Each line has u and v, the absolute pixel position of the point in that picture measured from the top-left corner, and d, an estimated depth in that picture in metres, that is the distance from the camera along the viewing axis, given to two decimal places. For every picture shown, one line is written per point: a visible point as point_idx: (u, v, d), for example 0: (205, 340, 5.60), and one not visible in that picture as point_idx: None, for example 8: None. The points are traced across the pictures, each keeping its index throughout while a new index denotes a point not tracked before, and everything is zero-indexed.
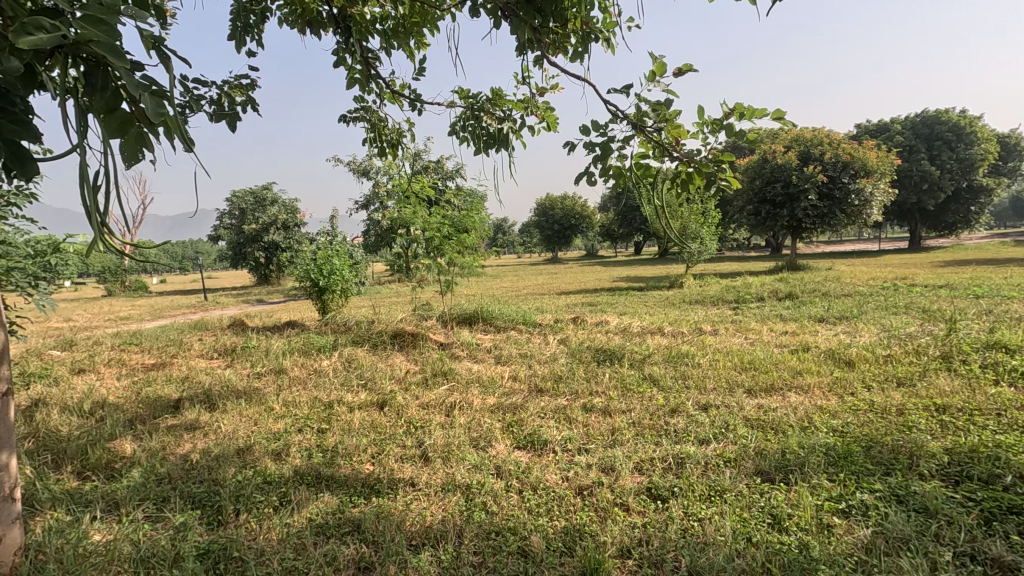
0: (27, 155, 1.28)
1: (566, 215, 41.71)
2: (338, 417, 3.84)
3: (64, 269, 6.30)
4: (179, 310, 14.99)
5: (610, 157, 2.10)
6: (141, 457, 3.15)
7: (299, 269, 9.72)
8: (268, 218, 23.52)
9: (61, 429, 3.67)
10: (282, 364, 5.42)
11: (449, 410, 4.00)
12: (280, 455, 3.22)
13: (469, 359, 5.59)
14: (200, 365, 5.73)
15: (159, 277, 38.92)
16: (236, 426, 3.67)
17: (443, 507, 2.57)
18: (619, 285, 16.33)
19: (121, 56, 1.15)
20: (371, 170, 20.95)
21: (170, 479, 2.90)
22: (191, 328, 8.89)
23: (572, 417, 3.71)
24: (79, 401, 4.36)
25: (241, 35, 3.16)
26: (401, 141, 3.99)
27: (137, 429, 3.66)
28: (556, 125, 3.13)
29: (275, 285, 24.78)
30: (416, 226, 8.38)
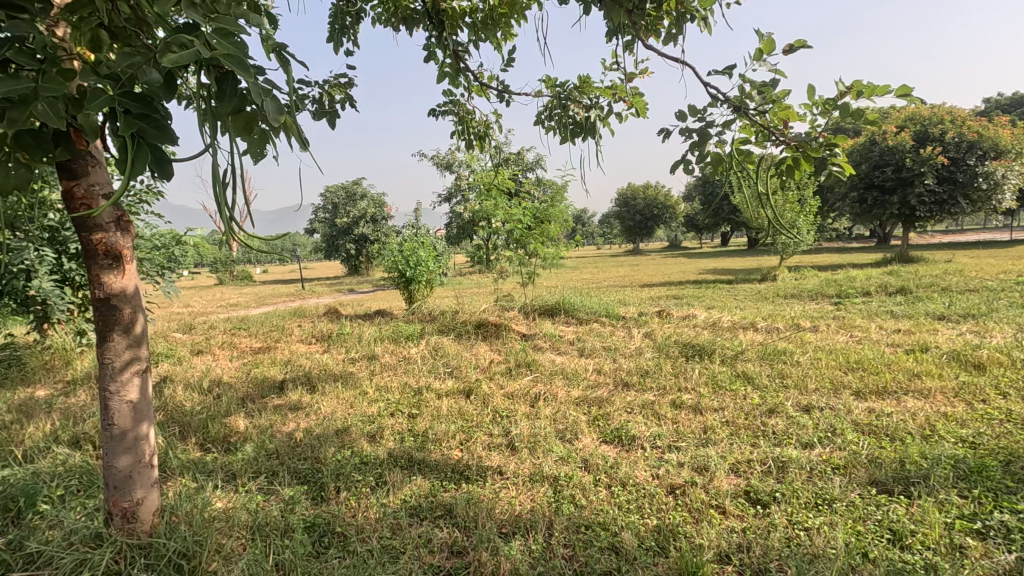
0: (166, 157, 1.39)
1: (648, 205, 40.50)
2: (427, 403, 3.97)
3: (184, 259, 6.98)
4: (280, 298, 16.20)
5: (709, 143, 1.96)
6: (252, 433, 3.43)
7: (387, 260, 10.15)
8: (357, 212, 24.77)
9: (185, 404, 4.07)
10: (373, 350, 5.69)
11: (534, 400, 4.03)
12: (375, 437, 3.38)
13: (552, 350, 5.59)
14: (300, 349, 6.15)
15: (261, 268, 42.31)
16: (333, 408, 3.90)
17: (532, 497, 2.59)
18: (705, 277, 15.68)
19: (247, 66, 1.22)
20: (455, 163, 21.45)
21: (278, 454, 3.13)
22: (290, 315, 9.56)
23: (661, 413, 3.60)
24: (199, 379, 4.81)
25: (338, 36, 3.31)
26: (488, 133, 4.01)
27: (248, 407, 3.99)
28: (645, 110, 3.02)
29: (364, 276, 26.07)
30: (498, 217, 8.47)
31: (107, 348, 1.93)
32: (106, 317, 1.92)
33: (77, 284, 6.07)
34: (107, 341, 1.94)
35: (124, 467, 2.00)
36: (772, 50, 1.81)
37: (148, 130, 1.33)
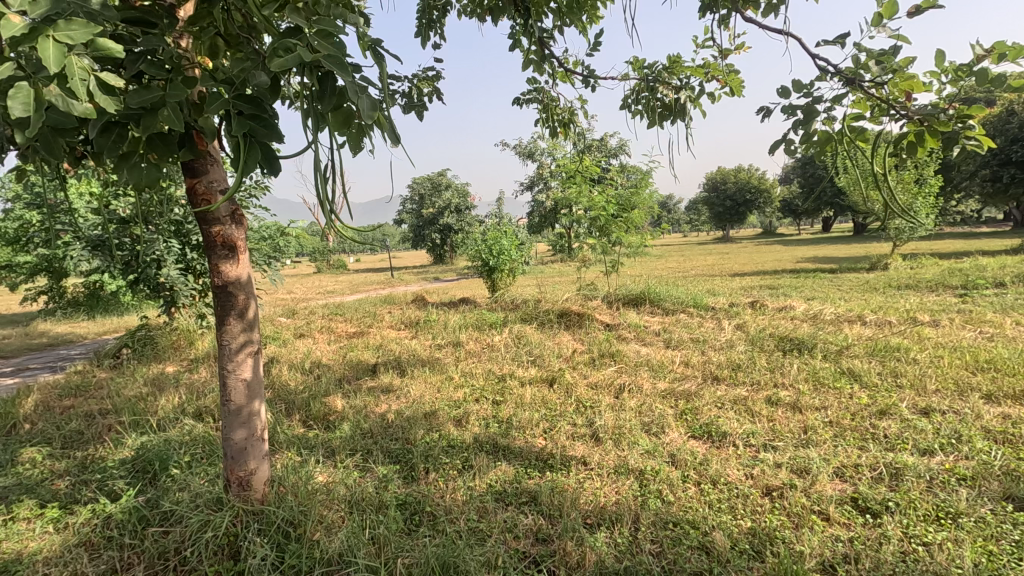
0: (274, 155, 1.49)
1: (740, 190, 38.31)
2: (511, 390, 4.03)
3: (287, 249, 7.53)
4: (372, 285, 17.08)
5: (816, 121, 1.80)
6: (349, 413, 3.65)
7: (472, 249, 10.37)
8: (442, 202, 25.45)
9: (290, 383, 4.41)
10: (459, 337, 5.84)
11: (618, 391, 3.96)
12: (461, 422, 3.47)
13: (636, 341, 5.45)
14: (391, 335, 6.45)
15: (355, 257, 44.78)
16: (422, 392, 4.06)
17: (616, 489, 2.56)
18: (805, 266, 14.61)
19: (345, 65, 1.27)
20: (537, 152, 21.43)
21: (372, 434, 3.31)
22: (381, 302, 10.04)
23: (755, 409, 3.41)
24: (301, 361, 5.19)
25: (425, 31, 3.39)
26: (572, 120, 3.95)
27: (345, 388, 4.25)
28: (740, 89, 2.84)
29: (448, 264, 26.82)
30: (581, 205, 8.35)
31: (224, 331, 2.13)
32: (224, 303, 2.11)
33: (198, 272, 6.74)
34: (225, 325, 2.13)
35: (239, 439, 2.20)
36: (895, 13, 1.62)
37: (259, 131, 1.42)
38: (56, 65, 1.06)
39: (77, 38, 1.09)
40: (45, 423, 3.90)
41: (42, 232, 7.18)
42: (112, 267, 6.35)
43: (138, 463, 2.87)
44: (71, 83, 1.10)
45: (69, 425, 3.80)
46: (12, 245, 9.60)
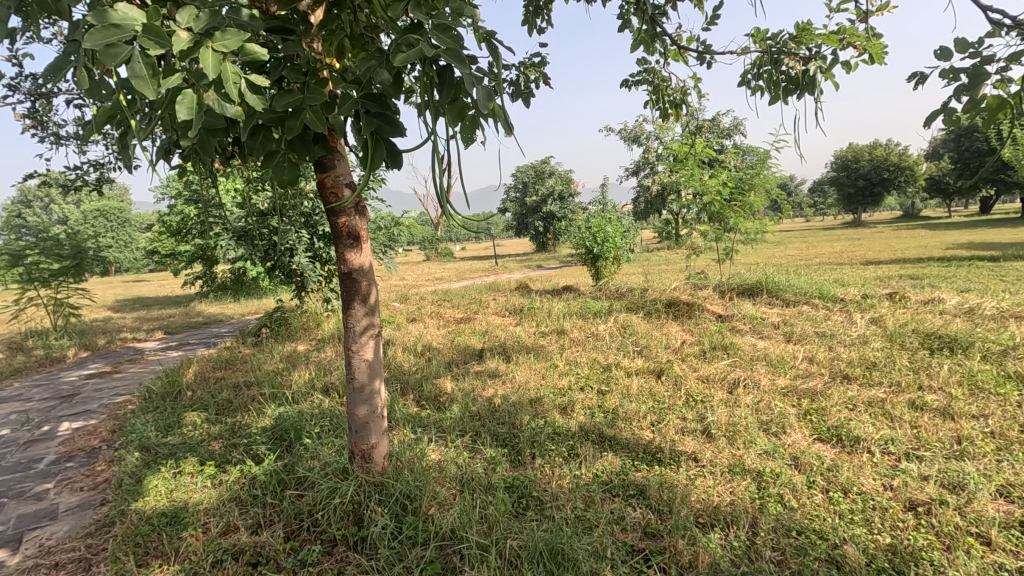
0: (396, 150, 1.56)
1: (876, 168, 34.34)
2: (617, 380, 3.96)
3: (400, 238, 7.97)
4: (478, 273, 17.58)
5: (985, 84, 1.54)
6: (458, 395, 3.81)
7: (575, 236, 10.30)
8: (545, 190, 25.47)
9: (404, 365, 4.68)
10: (563, 325, 5.85)
11: (732, 386, 3.75)
12: (566, 409, 3.49)
13: (752, 334, 5.12)
14: (496, 321, 6.60)
15: (460, 246, 46.49)
16: (527, 378, 4.13)
17: (732, 489, 2.43)
18: (960, 253, 12.75)
19: (462, 58, 1.30)
20: (643, 135, 20.70)
21: (480, 416, 3.42)
22: (486, 289, 10.32)
23: (893, 414, 3.07)
24: (413, 344, 5.48)
25: (532, 18, 3.38)
26: (684, 100, 3.75)
27: (454, 372, 4.42)
28: (883, 56, 2.52)
29: (551, 252, 26.85)
30: (691, 190, 7.95)
31: (350, 315, 2.30)
32: (349, 289, 2.28)
33: (324, 260, 7.36)
34: (350, 309, 2.30)
35: (362, 415, 2.37)
36: None
37: (383, 127, 1.50)
38: (213, 71, 1.19)
39: (230, 46, 1.21)
40: (203, 392, 4.48)
41: (198, 225, 8.22)
42: (253, 255, 7.12)
43: (277, 431, 3.21)
44: (226, 87, 1.22)
45: (221, 394, 4.33)
46: (176, 237, 11.09)
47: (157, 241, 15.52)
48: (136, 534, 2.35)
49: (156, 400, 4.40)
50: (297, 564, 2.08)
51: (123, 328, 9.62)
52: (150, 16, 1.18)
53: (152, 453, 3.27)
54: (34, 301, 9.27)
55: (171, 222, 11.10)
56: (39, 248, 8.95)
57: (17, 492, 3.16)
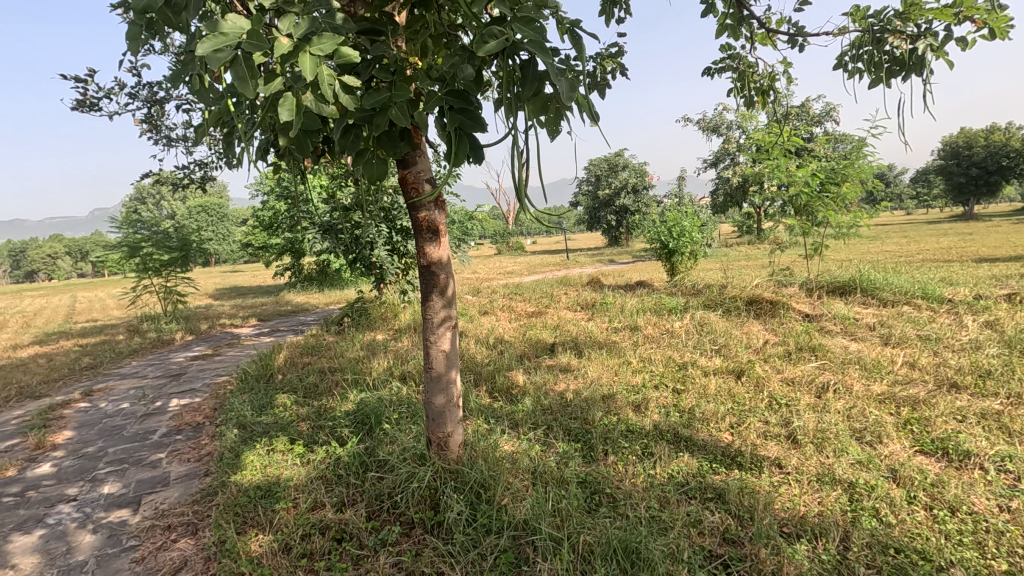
0: (479, 145, 1.60)
1: (993, 155, 30.88)
2: (693, 379, 3.83)
3: (474, 232, 8.11)
4: (549, 267, 17.59)
5: None
6: (530, 388, 3.84)
7: (650, 231, 10.04)
8: (619, 183, 24.96)
9: (478, 356, 4.77)
10: (636, 321, 5.73)
11: (821, 390, 3.53)
12: (640, 407, 3.42)
13: (844, 335, 4.78)
14: (568, 316, 6.58)
15: (532, 240, 46.72)
16: (599, 374, 4.09)
17: (820, 499, 2.29)
18: None
19: (545, 50, 1.30)
20: (724, 124, 19.77)
21: (552, 410, 3.43)
22: (558, 283, 10.30)
23: (1011, 429, 2.77)
24: (486, 336, 5.58)
25: (610, 7, 3.31)
26: (773, 86, 3.54)
27: (526, 365, 4.46)
28: (1009, 29, 2.25)
29: (624, 246, 26.33)
30: (777, 181, 7.51)
31: (428, 306, 2.38)
32: (428, 281, 2.36)
33: (401, 253, 7.63)
34: (429, 301, 2.38)
35: (439, 403, 2.45)
36: None
37: (467, 122, 1.54)
38: (310, 74, 1.25)
39: (326, 49, 1.28)
40: (292, 376, 4.79)
41: (287, 219, 8.77)
42: (337, 248, 7.51)
43: (359, 416, 3.38)
44: (322, 88, 1.29)
45: (309, 378, 4.62)
46: (267, 231, 11.89)
47: (251, 234, 16.70)
48: (236, 504, 2.56)
49: (252, 381, 4.76)
50: (379, 543, 2.19)
51: (222, 315, 10.47)
52: (255, 25, 1.26)
53: (249, 430, 3.55)
54: (148, 289, 10.27)
55: (263, 217, 11.91)
56: (152, 240, 9.90)
57: (136, 459, 3.54)
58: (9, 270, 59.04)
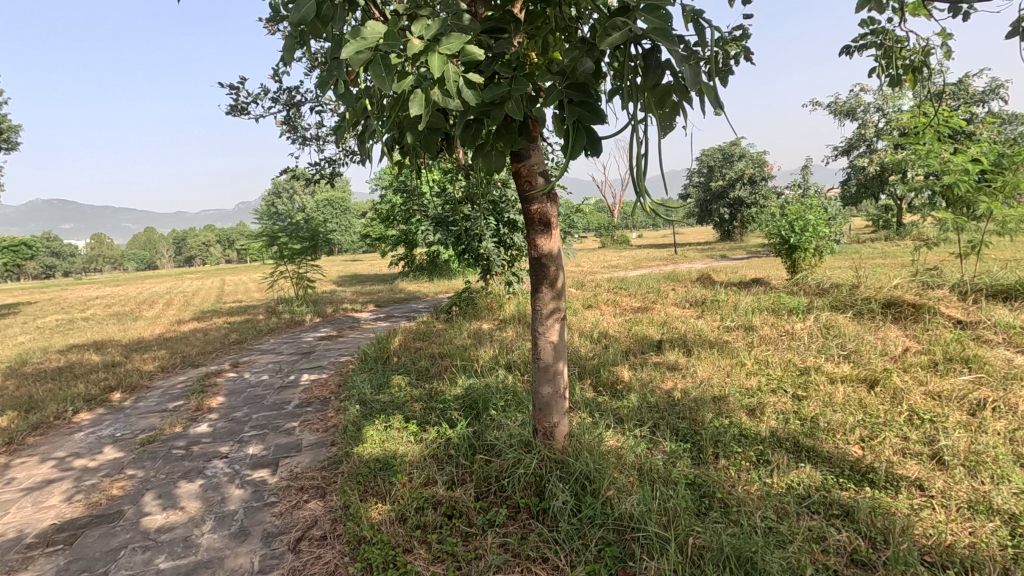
0: (598, 137, 1.60)
1: None
2: (817, 386, 3.54)
3: (579, 224, 8.07)
4: (655, 262, 17.05)
5: None
6: (635, 384, 3.77)
7: (769, 225, 9.36)
8: (734, 174, 23.48)
9: (582, 350, 4.77)
10: (751, 321, 5.40)
11: (975, 407, 3.10)
12: (755, 412, 3.23)
13: (1006, 347, 4.15)
14: (676, 313, 6.35)
15: (637, 233, 45.66)
16: (710, 374, 3.92)
17: (971, 530, 2.03)
18: None
19: (670, 38, 1.27)
20: (860, 106, 17.84)
21: (658, 408, 3.34)
22: (665, 279, 9.96)
23: None
24: (591, 329, 5.56)
25: None
26: (926, 62, 3.14)
27: (632, 360, 4.38)
28: None
29: (738, 241, 24.80)
30: (925, 169, 6.66)
31: (538, 298, 2.42)
32: (539, 273, 2.40)
33: (508, 245, 7.80)
34: (538, 292, 2.42)
35: (546, 393, 2.49)
36: None
37: (586, 114, 1.54)
38: (439, 72, 1.32)
39: (454, 48, 1.34)
40: (405, 359, 5.11)
41: (403, 212, 9.31)
42: (447, 239, 7.85)
43: (468, 401, 3.53)
44: (449, 85, 1.35)
45: (421, 362, 4.90)
46: (384, 223, 12.71)
47: (369, 226, 17.91)
48: (359, 474, 2.79)
49: (371, 362, 5.14)
50: (486, 524, 2.28)
51: (344, 300, 11.39)
52: (392, 29, 1.35)
53: (369, 406, 3.85)
54: (283, 274, 11.43)
55: (381, 209, 12.74)
56: (287, 231, 10.99)
57: (275, 425, 3.98)
58: (172, 255, 68.47)
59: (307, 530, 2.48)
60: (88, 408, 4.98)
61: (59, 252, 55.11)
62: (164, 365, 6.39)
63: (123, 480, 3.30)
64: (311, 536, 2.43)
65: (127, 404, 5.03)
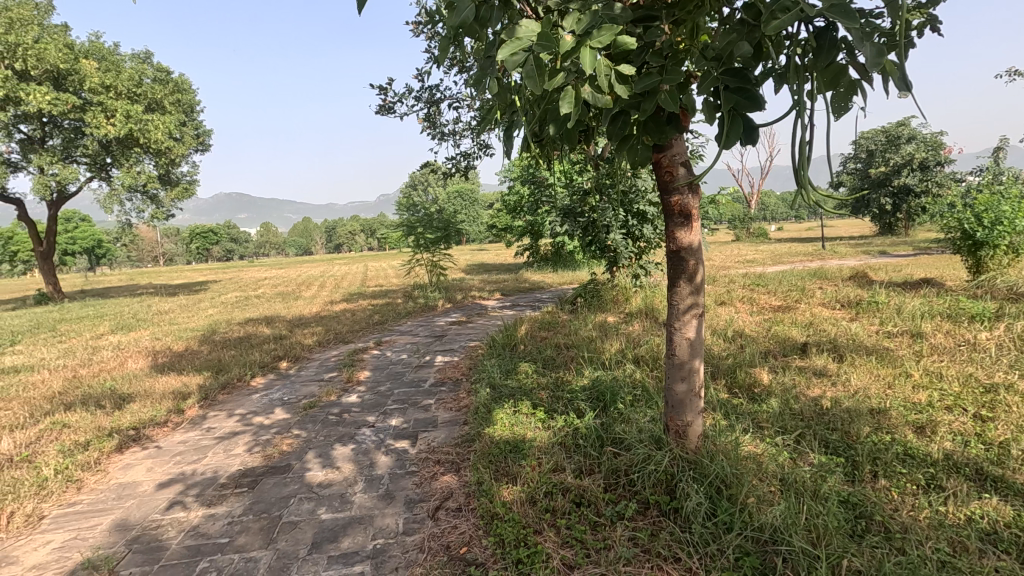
0: (754, 126, 1.51)
1: None
2: (1008, 407, 3.02)
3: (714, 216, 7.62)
4: (799, 257, 15.58)
5: None
6: (776, 389, 3.51)
7: (946, 217, 8.11)
8: (900, 158, 20.61)
9: (715, 348, 4.53)
10: (920, 327, 4.74)
11: None
12: (924, 430, 2.85)
13: None
14: (825, 313, 5.77)
15: (777, 226, 42.08)
16: (867, 383, 3.52)
17: None
18: None
19: (851, 17, 1.16)
20: None
21: (803, 416, 3.08)
22: (811, 275, 9.06)
23: None
24: (725, 327, 5.26)
25: None
26: None
27: (772, 363, 4.07)
28: None
29: (902, 236, 21.79)
30: None
31: (675, 292, 2.35)
32: (677, 267, 2.33)
33: (637, 236, 7.61)
34: (676, 287, 2.35)
35: (680, 391, 2.41)
36: None
37: (742, 102, 1.46)
38: (590, 68, 1.33)
39: (605, 41, 1.33)
40: (532, 347, 5.23)
41: (531, 203, 9.49)
42: (575, 230, 7.86)
43: (595, 393, 3.53)
44: (599, 81, 1.36)
45: (547, 351, 4.99)
46: (512, 214, 13.05)
47: (497, 217, 18.48)
48: (491, 454, 2.93)
49: (499, 348, 5.35)
50: (615, 516, 2.29)
51: (473, 288, 11.92)
52: (545, 27, 1.38)
53: (498, 390, 4.02)
54: (419, 262, 12.24)
55: (509, 201, 13.09)
56: (423, 222, 11.75)
57: (414, 401, 4.32)
58: (324, 243, 76.49)
59: (444, 501, 2.67)
60: (262, 374, 5.78)
61: (237, 238, 64.20)
62: (320, 340, 7.20)
63: (291, 438, 3.79)
64: (447, 507, 2.61)
65: (292, 372, 5.76)
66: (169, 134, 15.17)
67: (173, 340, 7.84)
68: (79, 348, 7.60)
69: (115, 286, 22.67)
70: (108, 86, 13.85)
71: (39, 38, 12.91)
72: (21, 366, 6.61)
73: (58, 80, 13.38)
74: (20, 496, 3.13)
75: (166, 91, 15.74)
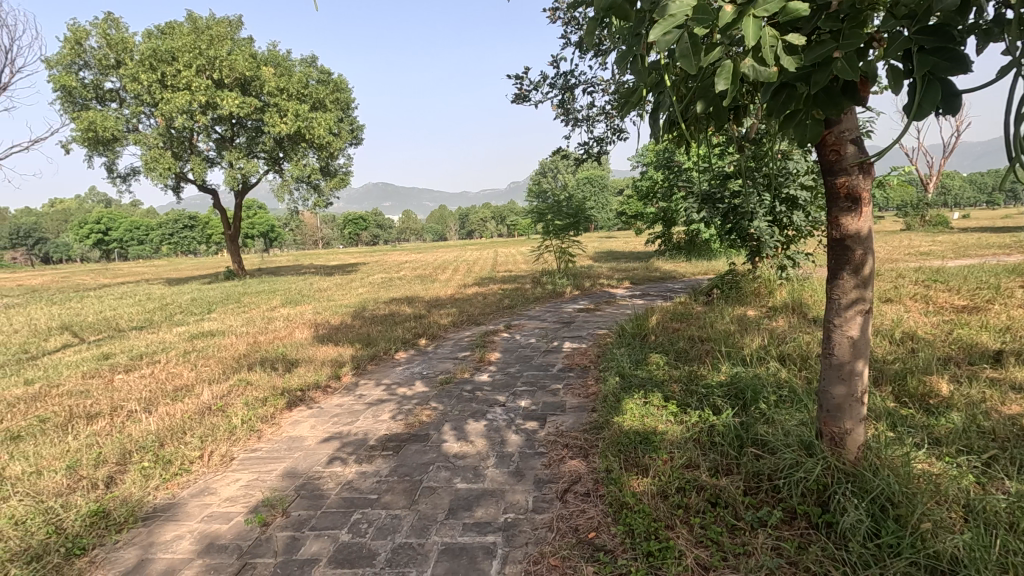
0: (955, 93, 1.28)
1: None
2: None
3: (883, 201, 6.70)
4: (992, 249, 13.17)
5: None
6: (959, 402, 3.01)
7: None
8: None
9: (879, 351, 4.01)
10: None
11: None
12: None
13: None
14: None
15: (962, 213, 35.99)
16: None
17: None
18: None
19: None
20: None
21: (995, 436, 2.62)
22: (1009, 271, 7.61)
23: None
24: (892, 328, 4.63)
25: None
26: None
27: (954, 371, 3.51)
28: None
29: None
30: None
31: (837, 285, 2.11)
32: (840, 256, 2.09)
33: (785, 223, 6.96)
34: (838, 278, 2.11)
35: (838, 395, 2.18)
36: None
37: (941, 65, 1.25)
38: (753, 40, 1.23)
39: (772, 9, 1.22)
40: (664, 338, 5.05)
41: (665, 188, 9.12)
42: (713, 217, 7.41)
43: (733, 390, 3.32)
44: (763, 54, 1.25)
45: (680, 343, 4.79)
46: (644, 200, 12.63)
47: (629, 204, 17.99)
48: (619, 444, 2.90)
49: (628, 337, 5.24)
50: (757, 522, 2.14)
51: (601, 275, 11.79)
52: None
53: (628, 379, 3.95)
54: (548, 248, 12.36)
55: (642, 186, 12.69)
56: (553, 209, 11.84)
57: (543, 384, 4.40)
58: (458, 229, 80.43)
59: (572, 484, 2.69)
60: (404, 349, 6.26)
61: (382, 224, 70.01)
62: (454, 320, 7.61)
63: (429, 410, 4.07)
64: (576, 490, 2.63)
65: (429, 349, 6.18)
66: (330, 130, 16.88)
67: (330, 314, 8.80)
68: (258, 318, 8.85)
69: (284, 266, 25.94)
70: (282, 89, 15.77)
71: (231, 51, 15.05)
72: (217, 330, 7.87)
73: (245, 86, 15.51)
74: (217, 439, 3.74)
75: (328, 91, 17.52)
